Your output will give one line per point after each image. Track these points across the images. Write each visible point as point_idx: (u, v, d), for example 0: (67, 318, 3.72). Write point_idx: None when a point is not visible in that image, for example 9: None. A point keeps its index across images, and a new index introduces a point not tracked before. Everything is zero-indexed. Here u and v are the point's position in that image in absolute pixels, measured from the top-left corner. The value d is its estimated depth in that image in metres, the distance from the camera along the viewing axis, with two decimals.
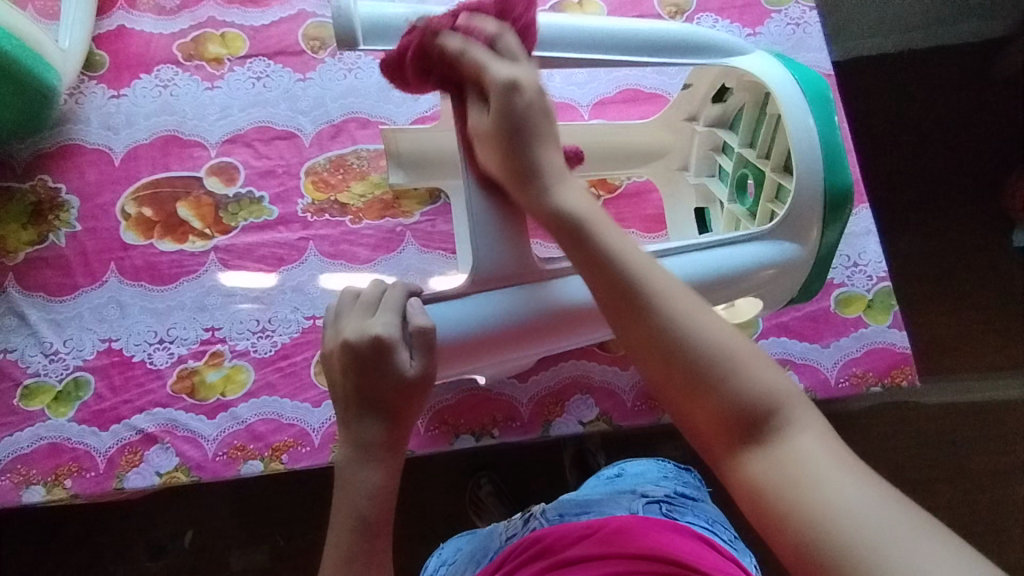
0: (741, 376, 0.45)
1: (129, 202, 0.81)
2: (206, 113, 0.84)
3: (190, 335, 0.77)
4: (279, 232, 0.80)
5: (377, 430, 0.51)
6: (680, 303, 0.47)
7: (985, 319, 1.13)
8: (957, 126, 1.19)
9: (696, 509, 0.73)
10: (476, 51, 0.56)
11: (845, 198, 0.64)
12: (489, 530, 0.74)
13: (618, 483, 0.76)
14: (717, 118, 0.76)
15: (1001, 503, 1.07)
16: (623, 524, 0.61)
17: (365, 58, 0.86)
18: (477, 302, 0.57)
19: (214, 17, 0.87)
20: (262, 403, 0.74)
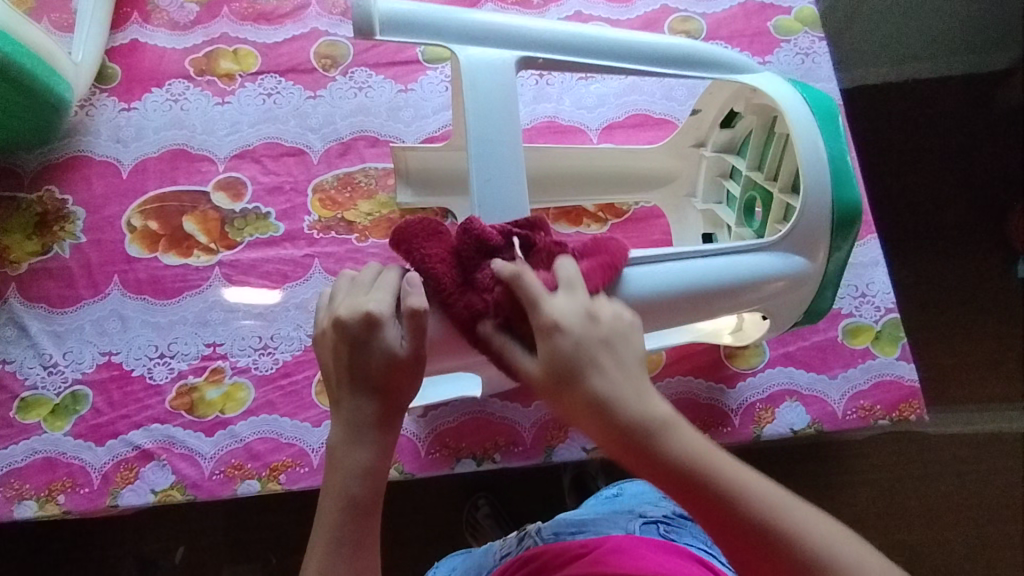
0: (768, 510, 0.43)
1: (134, 215, 0.81)
2: (216, 128, 0.84)
3: (191, 350, 0.76)
4: (284, 248, 0.80)
5: (367, 410, 0.47)
6: (686, 437, 0.45)
7: (991, 351, 1.12)
8: (963, 158, 1.19)
9: (696, 529, 0.70)
10: (528, 279, 0.48)
11: (852, 217, 0.63)
12: (485, 550, 0.73)
13: (617, 502, 0.75)
14: (725, 145, 0.76)
15: (1007, 540, 1.05)
16: (620, 543, 0.59)
17: (376, 77, 0.86)
18: None
19: (227, 33, 0.88)
20: (262, 422, 0.73)
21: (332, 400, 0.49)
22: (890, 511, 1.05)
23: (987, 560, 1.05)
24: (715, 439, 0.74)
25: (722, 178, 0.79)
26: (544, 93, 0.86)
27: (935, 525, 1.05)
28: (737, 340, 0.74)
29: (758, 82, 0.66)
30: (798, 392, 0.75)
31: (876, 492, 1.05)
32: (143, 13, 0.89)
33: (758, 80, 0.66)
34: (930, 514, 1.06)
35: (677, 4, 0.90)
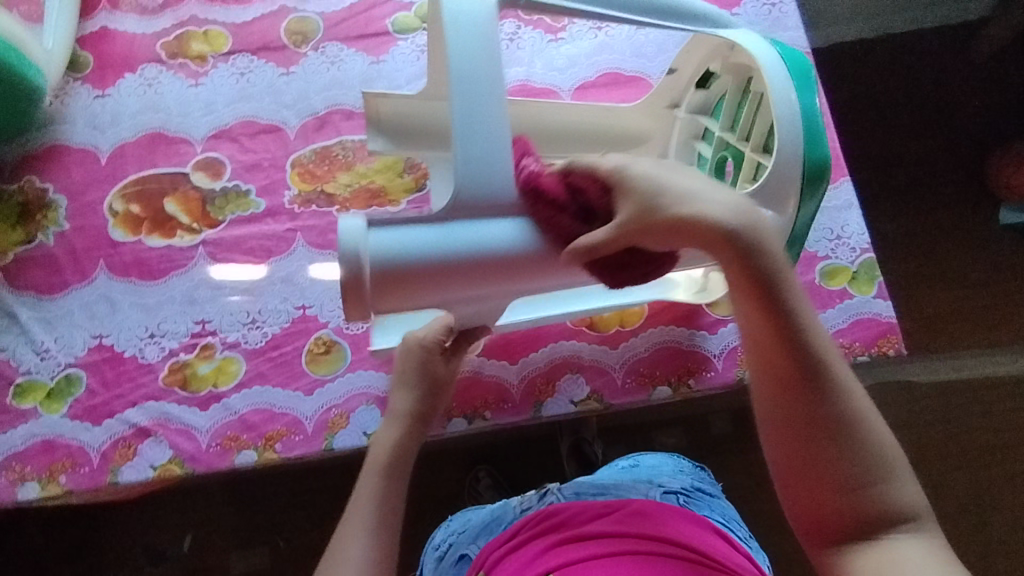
0: (814, 338, 0.50)
1: (116, 199, 0.82)
2: (191, 110, 0.85)
3: (181, 328, 0.77)
4: (266, 224, 0.81)
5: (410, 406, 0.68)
6: (777, 254, 0.50)
7: (976, 296, 1.14)
8: (938, 109, 1.20)
9: (712, 503, 0.74)
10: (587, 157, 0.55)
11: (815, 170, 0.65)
12: (503, 505, 0.76)
13: (635, 472, 0.77)
14: (699, 105, 0.77)
15: (998, 479, 1.08)
16: (643, 505, 0.64)
17: (347, 51, 0.87)
18: (433, 230, 0.54)
19: (197, 15, 0.88)
20: (255, 394, 0.75)
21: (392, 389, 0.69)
22: None
23: (981, 501, 1.07)
24: (700, 384, 0.76)
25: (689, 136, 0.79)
26: (515, 57, 0.87)
27: (926, 467, 1.08)
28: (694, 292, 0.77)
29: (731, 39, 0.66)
30: None
31: None
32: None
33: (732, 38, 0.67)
34: (920, 458, 1.08)
35: None
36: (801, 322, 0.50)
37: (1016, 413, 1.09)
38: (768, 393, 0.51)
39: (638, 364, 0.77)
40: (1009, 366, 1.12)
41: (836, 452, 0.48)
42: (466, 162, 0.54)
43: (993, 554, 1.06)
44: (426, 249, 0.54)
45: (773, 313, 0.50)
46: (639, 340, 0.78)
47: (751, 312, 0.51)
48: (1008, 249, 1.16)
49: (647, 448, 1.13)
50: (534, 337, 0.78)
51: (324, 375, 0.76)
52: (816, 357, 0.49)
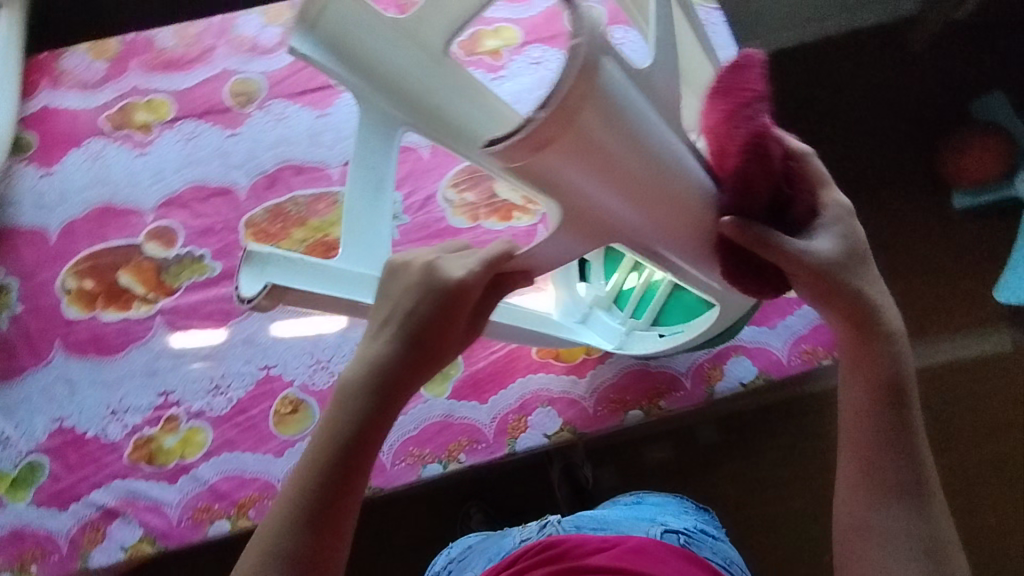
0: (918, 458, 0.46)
1: (69, 277, 0.81)
2: (139, 180, 0.85)
3: (143, 402, 0.76)
4: (223, 287, 0.80)
5: (393, 372, 0.44)
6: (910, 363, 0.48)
7: (950, 280, 1.13)
8: (881, 103, 1.20)
9: (715, 546, 0.72)
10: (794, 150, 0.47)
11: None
12: (505, 535, 0.75)
13: (638, 510, 0.76)
14: None
15: (989, 466, 1.06)
16: (643, 543, 0.61)
17: (292, 106, 0.87)
18: (641, 103, 0.40)
19: (139, 85, 0.88)
20: (224, 461, 0.74)
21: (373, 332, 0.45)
22: None
23: (975, 490, 1.05)
24: (671, 405, 0.76)
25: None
26: None
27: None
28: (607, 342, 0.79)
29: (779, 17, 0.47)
30: (742, 346, 0.77)
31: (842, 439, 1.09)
32: (53, 79, 0.90)
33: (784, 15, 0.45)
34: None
35: None
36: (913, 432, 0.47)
37: (1003, 392, 1.08)
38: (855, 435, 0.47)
39: (607, 391, 0.77)
40: (996, 346, 1.09)
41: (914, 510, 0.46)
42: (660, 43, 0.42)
43: (996, 540, 1.03)
44: (624, 115, 0.39)
45: (889, 409, 0.47)
46: (605, 366, 0.78)
47: (853, 356, 0.48)
48: (973, 232, 1.14)
49: (638, 464, 1.12)
50: (504, 375, 0.78)
51: (292, 436, 0.74)
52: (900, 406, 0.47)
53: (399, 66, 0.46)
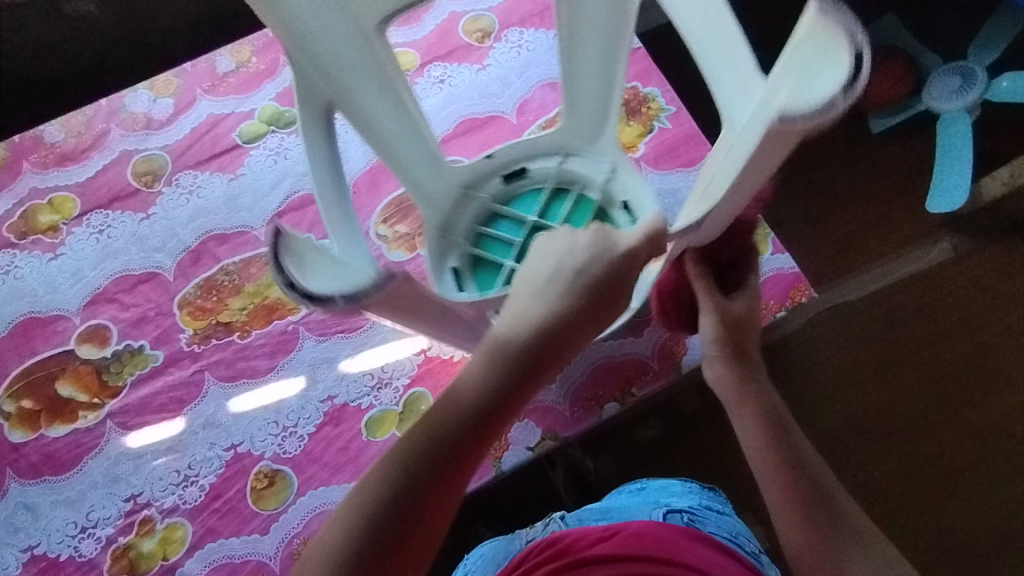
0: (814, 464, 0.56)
1: (5, 400, 0.77)
2: (58, 284, 0.81)
3: (112, 512, 0.73)
4: (171, 374, 0.77)
5: (567, 327, 0.45)
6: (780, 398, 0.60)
7: (884, 203, 1.16)
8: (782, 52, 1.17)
9: (721, 520, 0.71)
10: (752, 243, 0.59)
11: (624, 206, 0.70)
12: (513, 537, 0.75)
13: (644, 494, 0.76)
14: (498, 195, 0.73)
15: (942, 377, 1.11)
16: (641, 527, 0.61)
17: (201, 175, 0.84)
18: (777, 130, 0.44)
19: (36, 186, 0.84)
20: (210, 551, 0.72)
21: (528, 285, 0.46)
22: (835, 382, 1.11)
23: (934, 403, 1.10)
24: (643, 390, 0.77)
25: (468, 191, 0.73)
26: None
27: (873, 383, 1.11)
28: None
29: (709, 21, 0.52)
30: None
31: (814, 376, 1.11)
32: None
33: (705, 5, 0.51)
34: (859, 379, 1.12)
35: (463, 6, 0.90)
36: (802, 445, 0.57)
37: (951, 296, 1.13)
38: (755, 462, 0.58)
39: (580, 390, 0.77)
40: (934, 255, 1.14)
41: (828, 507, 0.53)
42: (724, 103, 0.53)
43: (971, 436, 1.08)
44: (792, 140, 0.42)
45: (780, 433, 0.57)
46: (574, 366, 0.77)
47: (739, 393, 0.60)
48: (891, 154, 1.18)
49: (629, 445, 1.13)
50: None
51: (274, 509, 0.72)
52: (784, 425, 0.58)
53: (335, 44, 0.59)
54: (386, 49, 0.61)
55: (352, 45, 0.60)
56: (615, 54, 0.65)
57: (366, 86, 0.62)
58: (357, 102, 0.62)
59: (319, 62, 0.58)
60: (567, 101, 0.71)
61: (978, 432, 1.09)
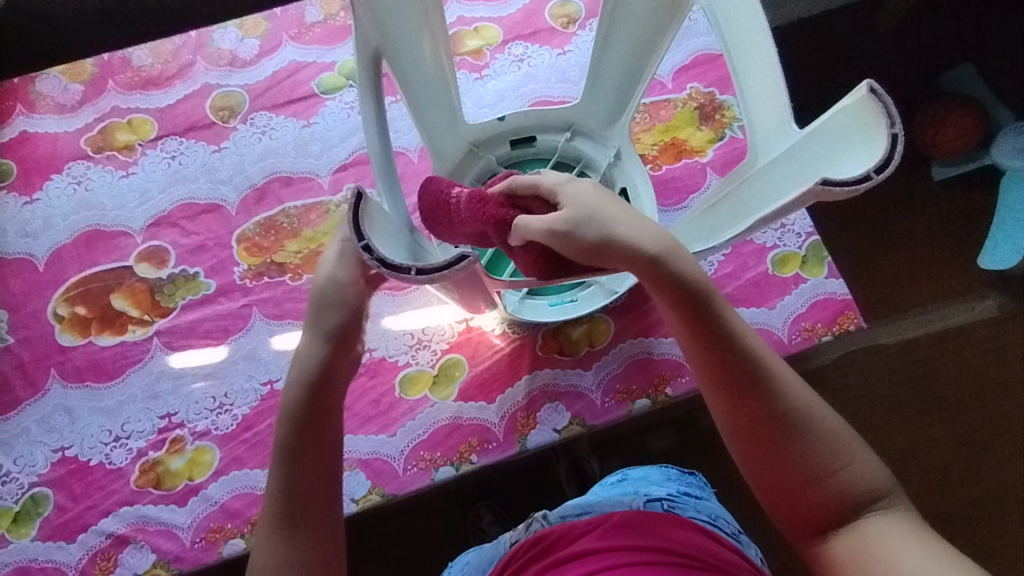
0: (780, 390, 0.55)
1: (60, 304, 0.80)
2: (125, 201, 0.83)
3: (146, 426, 0.75)
4: (220, 304, 0.79)
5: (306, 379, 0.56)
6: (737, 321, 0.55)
7: (935, 252, 1.13)
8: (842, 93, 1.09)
9: (700, 505, 0.67)
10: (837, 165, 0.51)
11: (621, 192, 0.75)
12: (496, 541, 0.67)
13: (620, 486, 0.70)
14: (506, 157, 0.77)
15: (962, 434, 1.09)
16: (626, 515, 0.59)
17: (277, 118, 0.86)
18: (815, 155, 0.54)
19: (118, 106, 0.87)
20: (233, 480, 0.73)
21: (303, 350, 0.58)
22: (857, 425, 1.08)
23: (948, 459, 1.08)
24: (676, 391, 0.76)
25: (475, 147, 0.76)
26: None
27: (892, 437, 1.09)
28: (506, 329, 0.78)
29: (750, 47, 0.60)
30: None
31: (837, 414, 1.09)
32: (27, 103, 0.88)
33: (749, 31, 0.59)
34: (881, 426, 1.09)
35: None
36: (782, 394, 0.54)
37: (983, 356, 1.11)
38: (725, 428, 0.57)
39: (614, 382, 0.77)
40: (968, 314, 1.12)
41: (786, 452, 0.54)
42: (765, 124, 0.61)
43: (983, 497, 1.06)
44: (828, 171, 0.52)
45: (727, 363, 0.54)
46: (610, 357, 0.78)
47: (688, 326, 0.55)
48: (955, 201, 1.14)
49: (641, 452, 1.12)
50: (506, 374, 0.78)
51: None
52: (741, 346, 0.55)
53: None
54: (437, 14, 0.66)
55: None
56: (651, 45, 0.68)
57: (405, 31, 0.64)
58: (396, 45, 0.64)
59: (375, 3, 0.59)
60: (595, 75, 0.74)
61: (989, 496, 1.06)
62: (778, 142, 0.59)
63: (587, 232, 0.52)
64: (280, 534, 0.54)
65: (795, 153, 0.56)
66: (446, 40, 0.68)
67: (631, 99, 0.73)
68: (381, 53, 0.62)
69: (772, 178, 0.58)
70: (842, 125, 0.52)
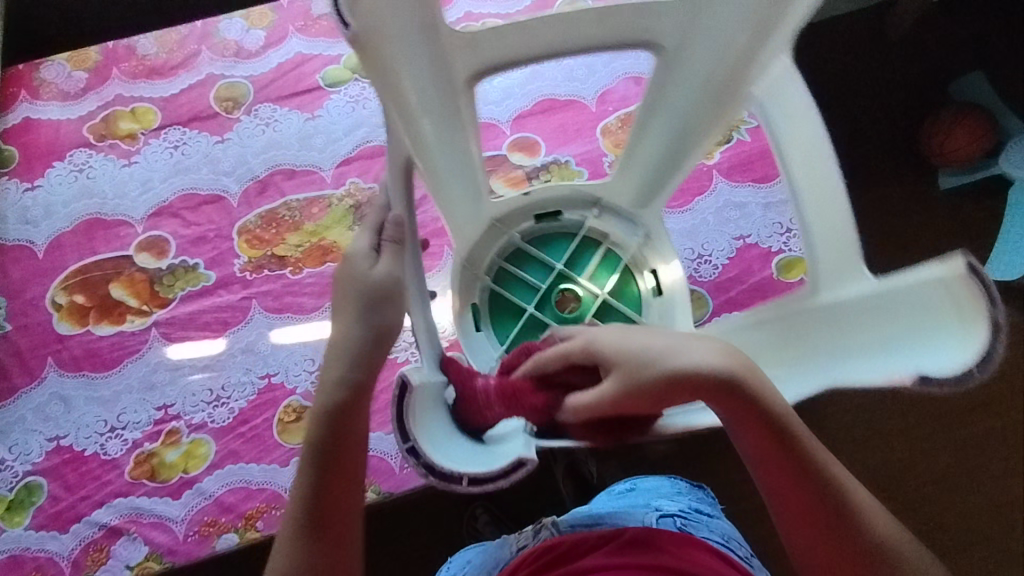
0: (891, 547, 0.44)
1: (59, 292, 0.79)
2: (127, 190, 0.83)
3: (142, 417, 0.75)
4: (219, 296, 0.78)
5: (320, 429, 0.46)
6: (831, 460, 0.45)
7: None
8: (852, 95, 1.03)
9: (712, 524, 0.65)
10: (936, 336, 0.42)
11: (652, 274, 0.69)
12: (501, 542, 0.63)
13: (630, 497, 0.68)
14: (530, 234, 0.71)
15: None
16: (639, 533, 0.52)
17: (281, 110, 0.86)
18: (917, 309, 0.44)
19: (122, 94, 0.86)
20: (228, 473, 0.73)
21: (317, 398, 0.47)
22: None
23: None
24: None
25: (499, 224, 0.69)
26: None
27: (959, 497, 0.87)
28: None
29: (798, 137, 0.53)
30: None
31: None
32: (30, 89, 0.87)
33: (798, 117, 0.53)
34: None
35: None
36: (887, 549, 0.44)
37: None
38: None
39: None
40: None
41: None
42: (822, 239, 0.52)
43: None
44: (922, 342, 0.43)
45: (821, 513, 0.44)
46: None
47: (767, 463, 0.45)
48: None
49: None
50: None
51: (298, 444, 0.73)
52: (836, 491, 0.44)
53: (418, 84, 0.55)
54: (467, 99, 0.60)
55: (438, 91, 0.57)
56: (691, 130, 0.63)
57: (441, 131, 0.59)
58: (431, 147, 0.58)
59: (407, 104, 0.54)
60: (631, 153, 0.68)
61: None
62: (844, 284, 0.50)
63: (645, 376, 0.43)
64: (306, 542, 0.45)
65: (869, 314, 0.47)
66: (474, 125, 0.62)
67: (666, 185, 0.67)
68: (415, 160, 0.55)
69: (841, 340, 0.48)
70: (923, 299, 0.43)
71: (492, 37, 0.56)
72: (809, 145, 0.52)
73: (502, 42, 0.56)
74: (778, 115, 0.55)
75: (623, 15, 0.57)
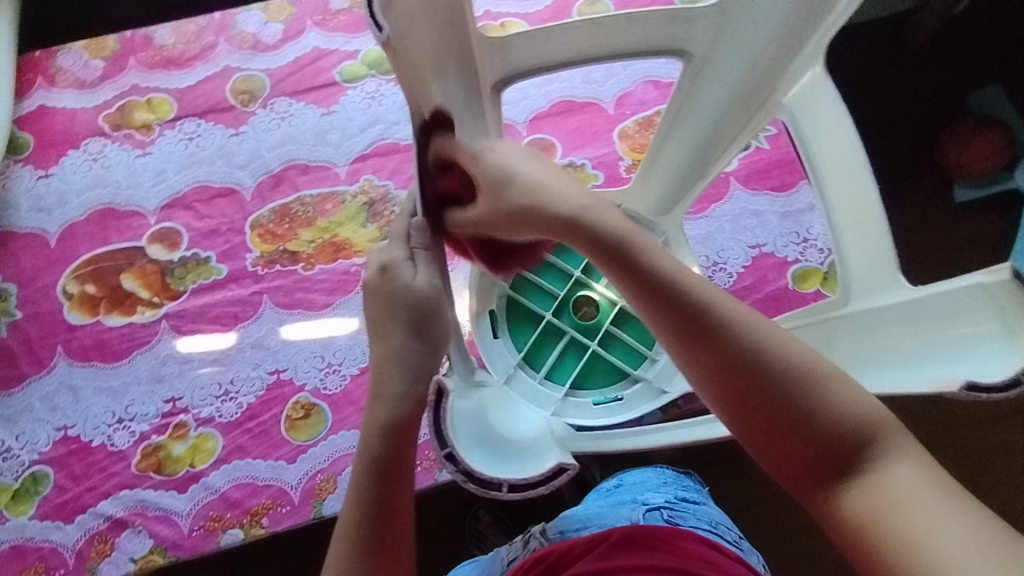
0: (832, 396, 0.34)
1: (70, 281, 0.79)
2: (140, 181, 0.83)
3: (150, 410, 0.74)
4: (230, 290, 0.78)
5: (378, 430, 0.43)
6: (743, 312, 0.36)
7: None
8: (869, 108, 1.02)
9: (698, 511, 0.63)
10: (969, 333, 0.42)
11: None
12: (491, 557, 0.62)
13: (617, 493, 0.66)
14: None
15: None
16: (627, 531, 0.51)
17: (297, 105, 0.85)
18: (945, 309, 0.43)
19: (138, 84, 0.86)
20: (234, 469, 0.72)
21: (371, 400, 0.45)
22: None
23: None
24: None
25: None
26: None
27: None
28: None
29: (829, 141, 0.51)
30: None
31: None
32: (46, 77, 0.87)
33: (831, 124, 0.50)
34: None
35: None
36: (817, 406, 0.34)
37: None
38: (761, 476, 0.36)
39: None
40: None
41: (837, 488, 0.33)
42: (857, 253, 0.50)
43: None
44: (957, 351, 0.42)
45: (702, 350, 0.36)
46: None
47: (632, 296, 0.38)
48: None
49: None
50: None
51: (305, 441, 0.73)
52: (768, 370, 0.35)
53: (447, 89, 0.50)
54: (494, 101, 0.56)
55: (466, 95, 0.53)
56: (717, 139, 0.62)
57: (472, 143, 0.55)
58: None
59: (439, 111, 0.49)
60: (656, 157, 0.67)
61: None
62: (870, 296, 0.48)
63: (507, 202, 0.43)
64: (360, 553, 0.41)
65: (904, 323, 0.45)
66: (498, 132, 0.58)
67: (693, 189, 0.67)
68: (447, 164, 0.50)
69: (862, 351, 0.47)
70: (955, 305, 0.43)
71: (526, 42, 0.52)
72: (847, 169, 0.49)
73: (533, 48, 0.53)
74: (806, 127, 0.53)
75: (655, 21, 0.52)
